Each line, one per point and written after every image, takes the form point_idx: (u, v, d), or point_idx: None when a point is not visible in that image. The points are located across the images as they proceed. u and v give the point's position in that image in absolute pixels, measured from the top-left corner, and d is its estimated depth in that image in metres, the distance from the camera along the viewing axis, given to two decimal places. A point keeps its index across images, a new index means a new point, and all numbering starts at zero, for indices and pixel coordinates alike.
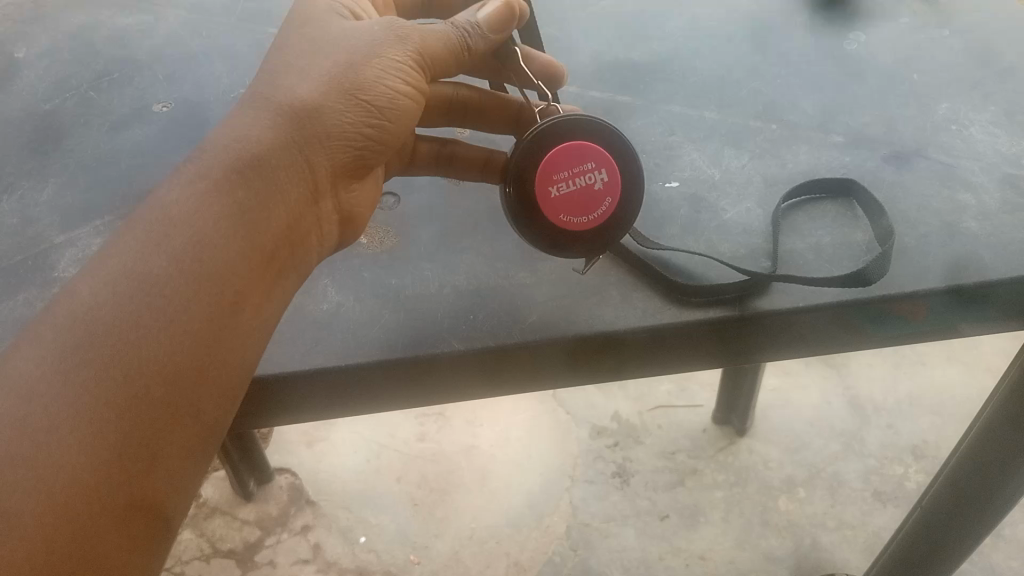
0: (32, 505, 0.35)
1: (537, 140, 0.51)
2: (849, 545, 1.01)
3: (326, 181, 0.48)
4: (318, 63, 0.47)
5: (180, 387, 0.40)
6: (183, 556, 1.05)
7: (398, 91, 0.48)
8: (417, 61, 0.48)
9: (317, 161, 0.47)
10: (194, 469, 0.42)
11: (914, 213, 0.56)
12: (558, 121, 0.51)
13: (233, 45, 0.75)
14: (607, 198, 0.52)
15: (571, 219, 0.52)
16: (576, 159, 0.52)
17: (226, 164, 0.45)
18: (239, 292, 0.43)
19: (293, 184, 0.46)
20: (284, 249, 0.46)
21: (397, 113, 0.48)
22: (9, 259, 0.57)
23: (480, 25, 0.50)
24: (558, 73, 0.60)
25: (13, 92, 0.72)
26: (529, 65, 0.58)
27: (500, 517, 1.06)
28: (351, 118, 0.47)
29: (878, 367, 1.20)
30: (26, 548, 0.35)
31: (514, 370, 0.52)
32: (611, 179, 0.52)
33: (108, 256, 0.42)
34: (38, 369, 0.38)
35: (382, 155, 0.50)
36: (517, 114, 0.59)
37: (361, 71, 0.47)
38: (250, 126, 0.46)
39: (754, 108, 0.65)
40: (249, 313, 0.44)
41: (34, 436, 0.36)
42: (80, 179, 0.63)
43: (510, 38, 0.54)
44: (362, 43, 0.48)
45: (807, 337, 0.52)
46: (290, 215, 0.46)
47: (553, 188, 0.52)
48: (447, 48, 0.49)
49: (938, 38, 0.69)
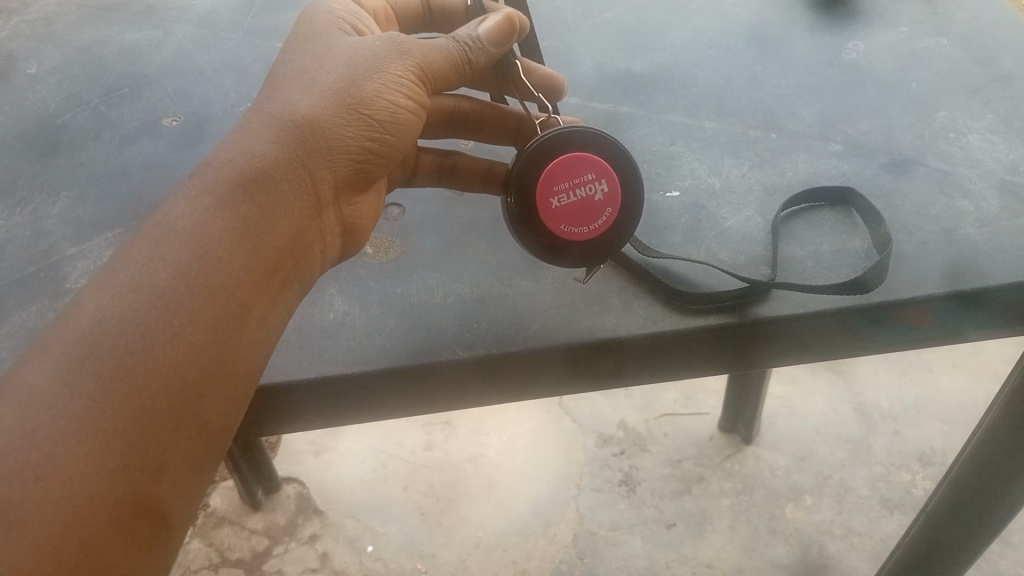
0: (39, 515, 0.36)
1: (538, 150, 0.52)
2: (857, 553, 1.01)
3: (328, 194, 0.49)
4: (320, 77, 0.48)
5: (185, 399, 0.41)
6: (192, 565, 1.05)
7: (399, 104, 0.49)
8: (418, 75, 0.49)
9: (319, 174, 0.48)
10: (199, 480, 0.42)
11: (912, 220, 0.56)
12: (560, 131, 0.52)
13: (241, 59, 0.76)
14: (608, 209, 0.53)
15: (572, 229, 0.53)
16: (576, 170, 0.53)
17: (230, 177, 0.46)
18: (243, 304, 0.44)
19: (296, 196, 0.47)
20: (287, 261, 0.47)
21: (398, 126, 0.49)
22: (22, 272, 0.58)
23: (481, 39, 0.51)
24: (558, 86, 0.61)
25: (25, 107, 0.73)
26: (529, 78, 0.59)
27: (507, 526, 1.07)
28: (353, 132, 0.48)
29: (884, 375, 1.20)
30: (34, 555, 0.35)
31: (517, 377, 0.53)
32: (612, 190, 0.53)
33: (114, 270, 0.43)
34: (45, 381, 0.39)
35: (384, 168, 0.51)
36: (518, 125, 0.60)
37: (363, 85, 0.48)
38: (253, 140, 0.47)
39: (753, 118, 0.66)
40: (254, 325, 0.45)
41: (42, 448, 0.37)
42: (91, 193, 0.64)
43: (510, 52, 0.55)
44: (364, 57, 0.49)
45: (808, 343, 0.53)
46: (293, 227, 0.47)
47: (553, 198, 0.52)
48: (448, 61, 0.50)
49: (936, 47, 0.70)
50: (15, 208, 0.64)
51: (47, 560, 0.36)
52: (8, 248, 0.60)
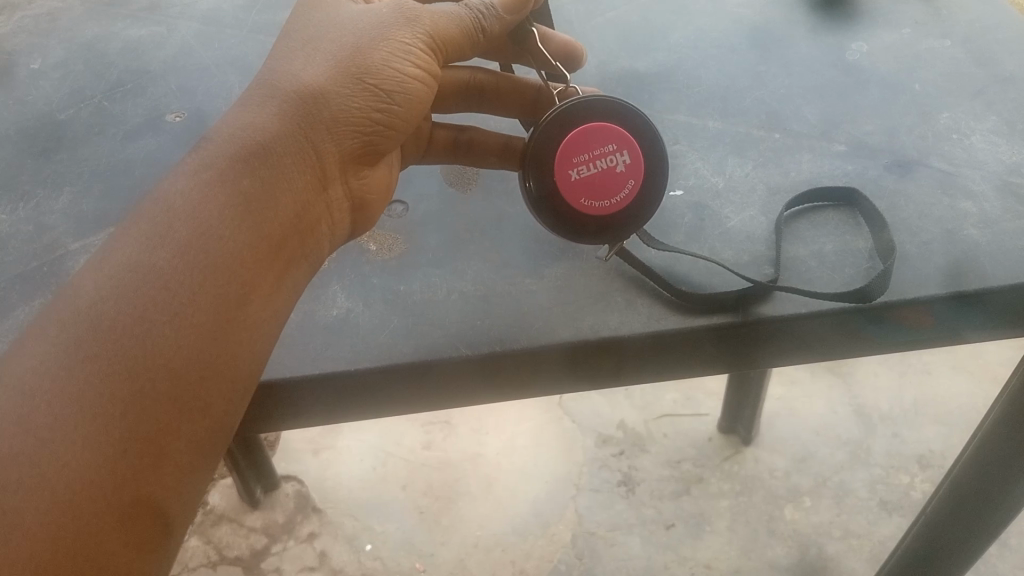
0: (35, 502, 0.36)
1: (555, 123, 0.53)
2: (855, 555, 1.01)
3: (334, 168, 0.49)
4: (323, 48, 0.48)
5: (187, 378, 0.41)
6: (190, 563, 1.05)
7: (408, 74, 0.49)
8: (427, 44, 0.49)
9: (324, 148, 0.48)
10: (204, 462, 0.42)
11: (915, 220, 0.56)
12: (580, 102, 0.53)
13: (246, 55, 0.76)
14: (630, 180, 0.54)
15: (592, 202, 0.54)
16: (598, 142, 0.53)
17: (232, 153, 0.46)
18: (247, 280, 0.44)
19: (300, 171, 0.47)
20: (293, 237, 0.47)
21: (407, 97, 0.49)
22: (24, 266, 0.58)
23: (496, 6, 0.51)
24: (576, 53, 0.61)
25: (28, 102, 0.73)
26: (546, 45, 0.60)
27: (505, 526, 1.07)
28: (358, 102, 0.48)
29: (883, 377, 1.20)
30: (30, 543, 0.35)
31: (518, 375, 0.53)
32: (633, 161, 0.54)
33: (112, 251, 0.43)
34: (42, 364, 0.39)
35: (392, 140, 0.51)
36: (536, 96, 0.60)
37: (369, 54, 0.48)
38: (256, 115, 0.47)
39: (757, 118, 0.66)
40: (259, 300, 0.45)
41: (39, 432, 0.37)
42: (94, 187, 0.64)
43: (526, 19, 0.56)
44: (369, 26, 0.48)
45: (811, 343, 0.53)
46: (298, 202, 0.47)
47: (573, 170, 0.53)
48: (460, 29, 0.50)
49: (939, 49, 0.70)
50: (18, 202, 0.64)
51: (45, 548, 0.36)
52: (11, 242, 0.60)
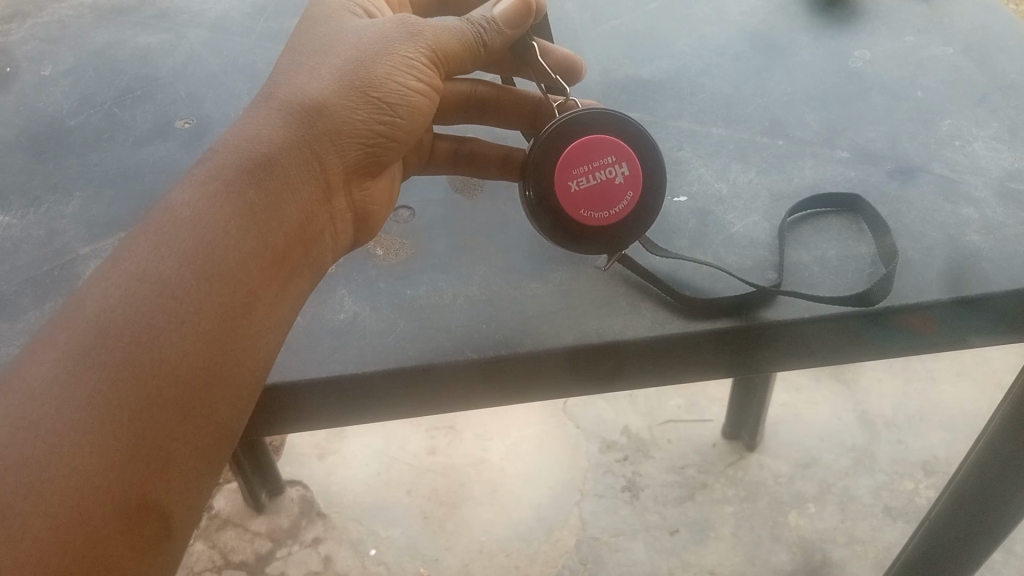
0: (42, 507, 0.37)
1: (555, 134, 0.53)
2: (860, 562, 1.01)
3: (338, 179, 0.50)
4: (328, 60, 0.49)
5: (192, 387, 0.41)
6: (195, 567, 1.06)
7: (411, 87, 0.49)
8: (430, 57, 0.50)
9: (327, 158, 0.49)
10: (210, 469, 0.43)
11: (918, 226, 0.57)
12: (577, 114, 0.54)
13: (254, 62, 0.77)
14: (628, 191, 0.55)
15: (590, 213, 0.54)
16: (596, 154, 0.54)
17: (237, 164, 0.47)
18: (251, 290, 0.45)
19: (304, 182, 0.48)
20: (297, 247, 0.48)
21: (409, 109, 0.50)
22: (35, 270, 0.59)
23: (496, 21, 0.52)
24: (575, 66, 0.62)
25: (38, 109, 0.74)
26: (547, 58, 0.61)
27: (508, 531, 1.07)
28: (361, 115, 0.48)
29: (887, 383, 1.20)
30: (40, 547, 0.36)
31: (521, 378, 0.53)
32: (632, 172, 0.55)
33: (121, 259, 0.43)
34: (50, 372, 0.39)
35: (395, 152, 0.52)
36: (535, 108, 0.61)
37: (373, 67, 0.48)
38: (261, 126, 0.48)
39: (760, 125, 0.66)
40: (264, 310, 0.45)
41: (47, 439, 0.38)
42: (103, 193, 0.65)
43: (527, 34, 0.56)
44: (374, 40, 0.49)
45: (815, 348, 0.53)
46: (302, 213, 0.48)
47: (573, 182, 0.54)
48: (462, 43, 0.51)
49: (941, 56, 0.70)
50: (29, 207, 0.64)
51: (52, 552, 0.36)
52: (21, 247, 0.61)
